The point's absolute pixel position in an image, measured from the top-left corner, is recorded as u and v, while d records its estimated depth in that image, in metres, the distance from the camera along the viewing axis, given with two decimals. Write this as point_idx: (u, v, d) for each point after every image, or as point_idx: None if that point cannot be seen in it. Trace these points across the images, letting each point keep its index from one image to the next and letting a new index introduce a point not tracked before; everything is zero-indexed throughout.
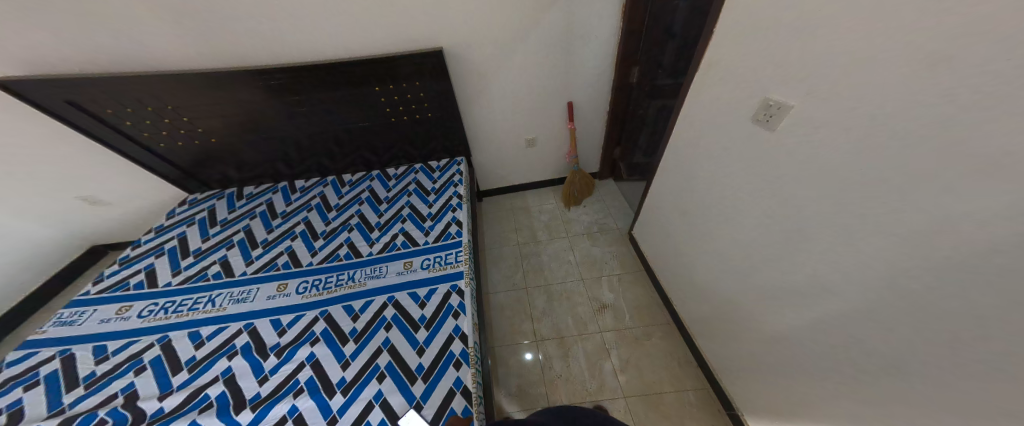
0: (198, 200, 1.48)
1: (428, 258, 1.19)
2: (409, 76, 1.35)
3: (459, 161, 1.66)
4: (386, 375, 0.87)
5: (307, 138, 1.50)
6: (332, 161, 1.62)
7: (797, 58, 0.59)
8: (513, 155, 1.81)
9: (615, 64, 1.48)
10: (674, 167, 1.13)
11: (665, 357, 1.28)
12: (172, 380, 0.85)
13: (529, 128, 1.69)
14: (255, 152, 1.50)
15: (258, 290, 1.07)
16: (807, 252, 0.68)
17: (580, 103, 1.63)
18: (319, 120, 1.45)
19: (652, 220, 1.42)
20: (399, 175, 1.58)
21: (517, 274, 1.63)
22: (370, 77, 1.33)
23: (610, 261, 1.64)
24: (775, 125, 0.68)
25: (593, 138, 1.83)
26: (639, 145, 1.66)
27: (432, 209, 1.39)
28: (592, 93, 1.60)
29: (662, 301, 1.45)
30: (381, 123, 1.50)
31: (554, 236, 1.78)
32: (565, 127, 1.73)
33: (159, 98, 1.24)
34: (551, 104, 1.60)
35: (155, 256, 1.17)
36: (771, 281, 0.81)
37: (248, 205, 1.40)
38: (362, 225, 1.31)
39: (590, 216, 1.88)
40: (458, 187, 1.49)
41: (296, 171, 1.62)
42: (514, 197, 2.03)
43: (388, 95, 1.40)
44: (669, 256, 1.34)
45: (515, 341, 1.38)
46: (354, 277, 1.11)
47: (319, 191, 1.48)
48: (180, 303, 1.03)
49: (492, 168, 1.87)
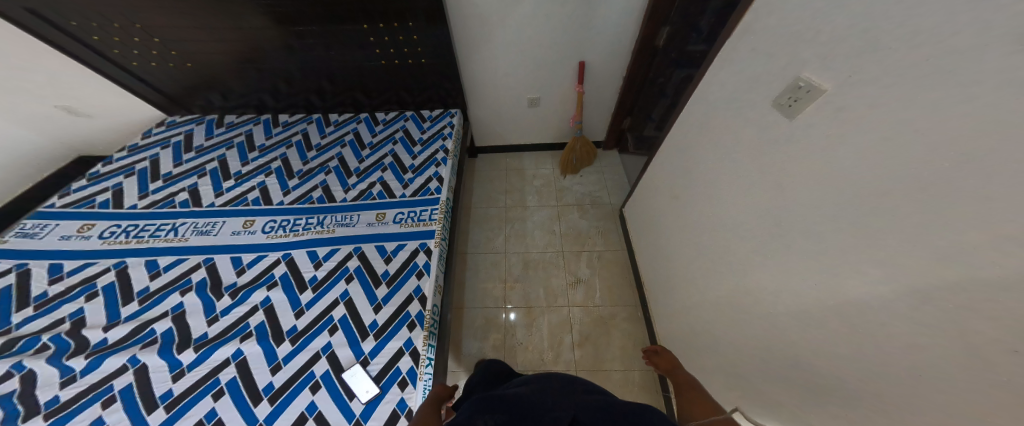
0: (176, 123, 1.49)
1: (401, 213, 1.18)
2: (402, 15, 1.21)
3: (453, 112, 1.56)
4: (338, 329, 0.94)
5: (294, 72, 1.42)
6: (321, 98, 1.55)
7: (849, 30, 0.45)
8: (514, 115, 1.68)
9: (641, 21, 1.27)
10: (680, 148, 1.01)
11: (624, 337, 1.29)
12: (121, 311, 0.94)
13: (534, 88, 1.53)
14: (238, 82, 1.44)
15: (223, 224, 1.14)
16: (792, 267, 0.62)
17: (594, 65, 1.45)
18: (307, 54, 1.36)
19: (644, 204, 1.33)
20: (387, 121, 1.51)
21: (499, 238, 1.60)
22: (358, 13, 1.21)
23: (594, 237, 1.59)
24: (794, 114, 0.57)
25: (603, 106, 1.67)
26: (652, 118, 1.51)
27: (416, 161, 1.33)
28: (609, 55, 1.41)
29: (635, 283, 1.42)
30: (370, 64, 1.40)
31: (543, 203, 1.70)
32: (575, 90, 1.56)
33: (125, 15, 1.17)
34: (560, 64, 1.43)
35: (124, 177, 1.23)
36: (746, 289, 0.76)
37: (225, 135, 1.42)
38: (340, 169, 1.30)
39: (585, 187, 1.77)
40: (446, 140, 1.41)
41: (282, 102, 1.55)
42: (511, 156, 1.91)
43: (382, 33, 1.28)
44: (652, 244, 1.27)
45: (485, 303, 1.41)
46: (323, 223, 1.17)
47: (301, 128, 1.46)
48: (142, 228, 1.10)
49: (490, 125, 1.75)
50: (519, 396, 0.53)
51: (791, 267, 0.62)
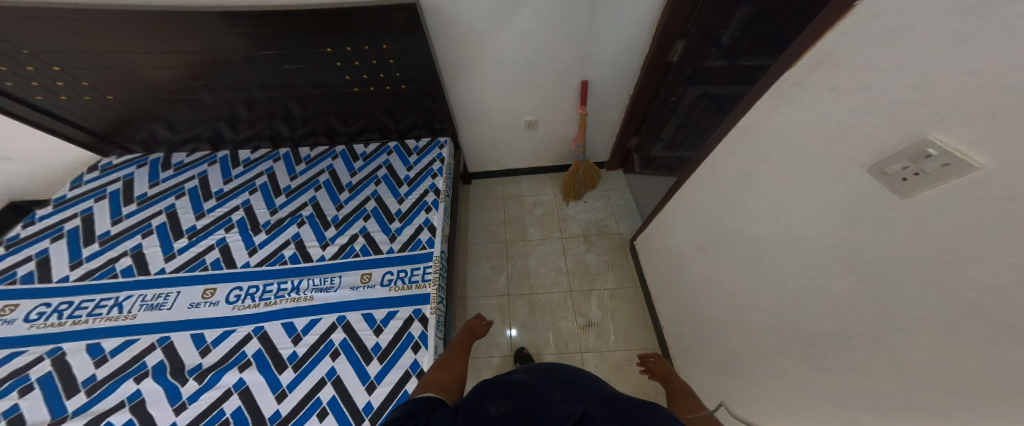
0: (112, 166, 1.24)
1: (390, 272, 1.04)
2: (373, 36, 1.03)
3: (442, 140, 1.40)
4: (329, 412, 0.80)
5: (254, 102, 1.23)
6: (289, 127, 1.35)
7: (899, 123, 0.34)
8: (509, 138, 1.53)
9: (652, 38, 1.12)
10: (698, 193, 0.88)
11: (644, 385, 1.19)
12: (66, 405, 0.73)
13: (530, 109, 1.38)
14: (183, 114, 1.23)
15: (178, 295, 0.92)
16: (840, 370, 0.51)
17: (598, 84, 1.30)
18: (264, 81, 1.16)
19: (661, 239, 1.22)
20: (368, 155, 1.33)
21: (500, 277, 1.48)
22: (318, 35, 1.02)
23: (604, 272, 1.47)
24: (913, 192, 0.34)
25: (606, 126, 1.53)
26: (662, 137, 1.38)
27: (402, 205, 1.17)
28: (612, 73, 1.26)
29: (653, 323, 1.32)
30: (339, 91, 1.22)
31: (546, 236, 1.59)
32: (575, 111, 1.41)
33: (6, 39, 0.94)
34: (558, 84, 1.27)
35: (50, 240, 0.99)
36: (783, 376, 0.66)
37: (170, 182, 1.19)
38: (315, 219, 1.12)
39: (589, 214, 1.66)
40: (436, 178, 1.25)
41: (241, 134, 1.34)
42: (507, 182, 1.77)
43: (352, 58, 1.10)
44: (673, 285, 1.16)
45: (490, 354, 1.28)
46: (299, 288, 0.98)
47: (267, 167, 1.27)
48: (79, 306, 0.88)
49: (483, 150, 1.60)
50: (522, 382, 0.63)
51: (844, 374, 0.51)
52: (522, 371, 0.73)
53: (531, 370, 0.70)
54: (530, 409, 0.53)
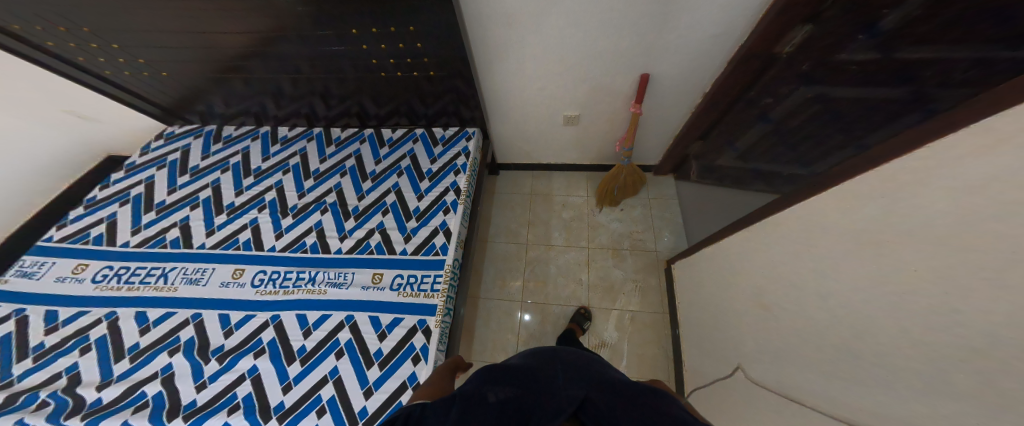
0: (176, 135, 1.38)
1: (400, 276, 1.02)
2: (400, 17, 0.91)
3: (471, 131, 1.29)
4: (326, 411, 0.83)
5: (289, 82, 1.22)
6: (326, 105, 1.32)
7: None
8: (546, 134, 1.39)
9: (758, 23, 0.86)
10: (785, 241, 0.67)
11: None
12: (113, 369, 0.90)
13: (573, 103, 1.20)
14: (229, 91, 1.28)
15: (213, 271, 1.05)
16: None
17: (669, 76, 1.07)
18: (296, 61, 1.13)
19: (707, 277, 1.03)
20: (394, 142, 1.27)
21: (516, 282, 1.39)
22: (342, 15, 0.93)
23: (628, 291, 1.30)
24: None
25: (665, 128, 1.30)
26: (740, 147, 1.14)
27: (421, 203, 1.11)
28: (687, 67, 1.03)
29: (673, 355, 1.16)
30: (368, 74, 1.14)
31: (570, 243, 1.43)
32: (627, 109, 1.21)
33: (68, 18, 1.01)
34: (617, 75, 1.08)
35: (118, 205, 1.16)
36: None
37: (220, 155, 1.29)
38: (338, 208, 1.12)
39: (622, 223, 1.44)
40: (458, 175, 1.16)
41: (280, 111, 1.37)
42: (536, 177, 1.63)
43: (377, 40, 0.99)
44: (710, 334, 0.98)
45: (493, 359, 1.24)
46: (315, 279, 1.03)
47: (301, 147, 1.29)
48: (133, 272, 1.04)
49: (515, 141, 1.47)
50: (519, 367, 0.70)
51: None
52: (518, 357, 0.79)
53: (529, 354, 0.77)
54: (524, 392, 0.60)
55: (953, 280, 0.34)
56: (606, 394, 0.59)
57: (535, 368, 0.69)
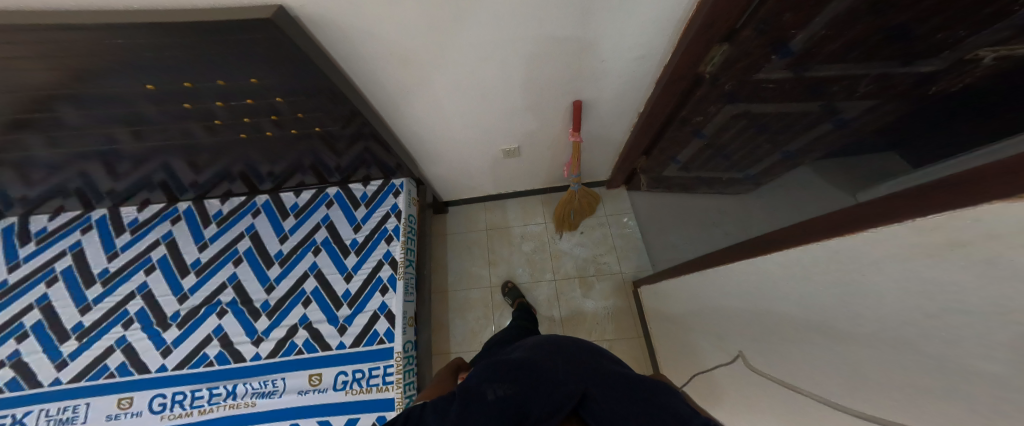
0: (40, 237, 1.52)
1: (341, 374, 1.16)
2: (238, 65, 0.79)
3: (397, 182, 1.39)
4: None
5: (122, 140, 1.05)
6: (191, 164, 1.24)
7: None
8: (488, 168, 1.35)
9: (673, 54, 0.85)
10: (746, 286, 0.64)
11: None
12: None
13: (510, 138, 1.17)
14: (41, 156, 1.09)
15: (85, 407, 1.27)
16: None
17: (599, 104, 1.05)
18: (130, 126, 0.98)
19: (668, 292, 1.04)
20: (305, 206, 1.45)
21: (488, 329, 1.34)
22: (185, 68, 0.78)
23: (601, 321, 1.27)
24: None
25: (610, 147, 1.30)
26: (685, 160, 1.19)
27: (351, 284, 1.28)
28: (617, 95, 1.01)
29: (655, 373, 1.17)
30: (228, 133, 1.08)
31: (535, 278, 1.38)
32: (570, 139, 1.21)
33: None
34: (549, 105, 1.04)
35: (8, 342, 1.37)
36: None
37: (132, 251, 1.51)
38: (241, 307, 1.35)
39: (585, 248, 1.42)
40: (393, 243, 1.31)
41: (132, 169, 1.24)
42: (491, 209, 1.59)
43: (202, 95, 0.88)
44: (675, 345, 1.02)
45: None
46: (233, 392, 1.24)
47: (165, 232, 1.52)
48: (17, 419, 1.26)
49: (457, 179, 1.44)
50: (527, 357, 0.64)
51: None
52: (530, 342, 0.72)
53: (531, 345, 0.69)
54: (528, 386, 0.55)
55: (938, 394, 0.28)
56: (605, 385, 0.54)
57: (547, 361, 0.62)
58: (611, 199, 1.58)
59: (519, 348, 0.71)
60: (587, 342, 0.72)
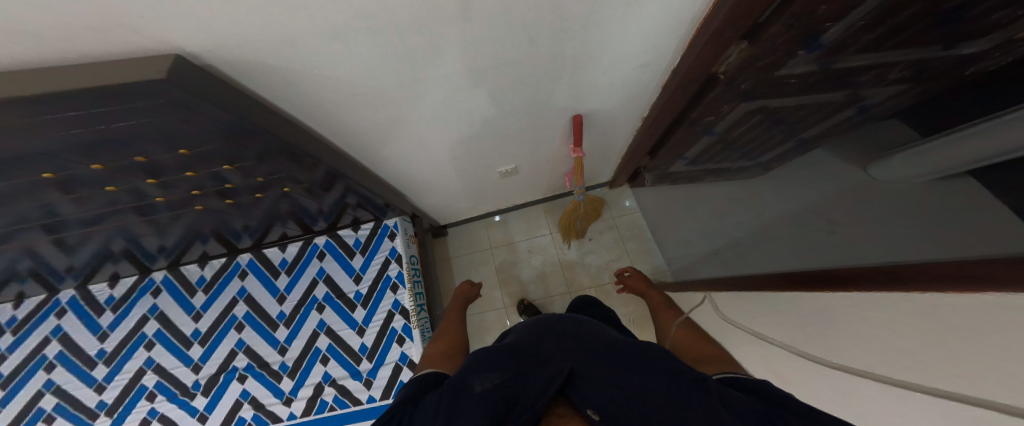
0: (19, 322, 1.42)
1: None
2: (152, 135, 0.61)
3: (390, 224, 1.43)
4: None
5: (68, 226, 0.94)
6: (146, 234, 1.13)
7: None
8: (484, 188, 1.30)
9: (684, 55, 0.75)
10: (803, 319, 0.61)
11: None
12: None
13: (506, 160, 1.12)
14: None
15: None
16: None
17: (592, 114, 0.96)
18: (61, 211, 0.84)
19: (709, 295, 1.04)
20: (297, 258, 1.47)
21: None
22: (90, 150, 0.62)
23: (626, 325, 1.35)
24: None
25: (609, 150, 1.26)
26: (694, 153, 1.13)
27: (365, 338, 1.35)
28: (617, 104, 0.93)
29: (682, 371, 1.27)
30: (190, 204, 0.98)
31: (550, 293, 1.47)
32: (570, 150, 1.16)
33: None
34: (546, 121, 0.95)
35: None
36: None
37: (121, 328, 1.45)
38: (261, 371, 1.38)
39: (598, 254, 1.50)
40: (399, 291, 1.38)
41: (90, 247, 1.13)
42: (492, 226, 1.66)
43: (131, 173, 0.73)
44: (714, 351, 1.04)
45: None
46: None
47: (147, 307, 1.46)
48: None
49: (458, 203, 1.48)
50: (517, 345, 0.65)
51: None
52: (519, 329, 0.75)
53: (523, 330, 0.73)
54: (516, 375, 0.54)
55: None
56: (596, 360, 0.55)
57: (535, 348, 0.63)
58: (615, 200, 1.61)
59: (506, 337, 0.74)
60: (578, 320, 0.76)
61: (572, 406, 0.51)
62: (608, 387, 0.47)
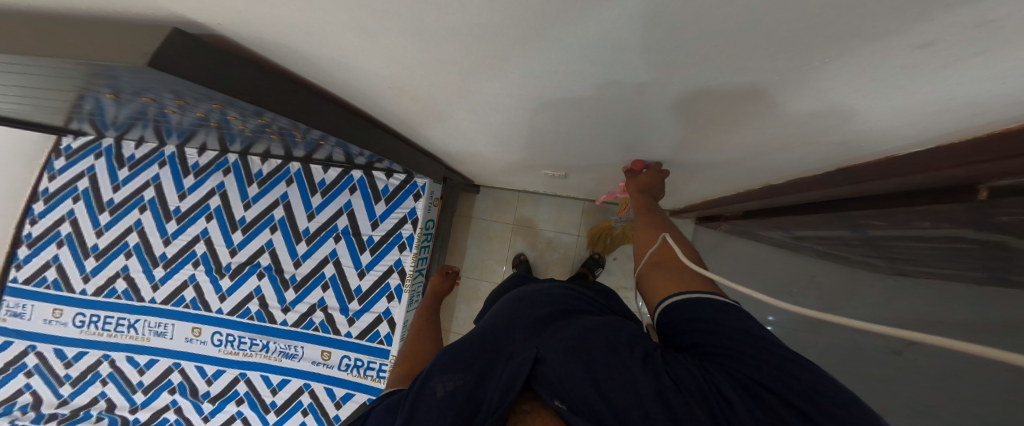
0: (136, 160, 1.64)
1: (347, 358, 1.52)
2: (202, 92, 0.59)
3: (418, 183, 1.46)
4: (308, 410, 1.54)
5: (166, 112, 0.91)
6: (227, 137, 1.20)
7: None
8: (531, 176, 1.33)
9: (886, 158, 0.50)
10: None
11: None
12: (135, 398, 1.63)
13: (556, 166, 1.12)
14: (106, 105, 0.91)
15: (174, 326, 1.62)
16: None
17: (674, 156, 0.82)
18: (153, 111, 0.91)
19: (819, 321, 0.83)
20: (335, 183, 1.53)
21: None
22: (159, 87, 0.60)
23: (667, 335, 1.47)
24: None
25: (714, 182, 1.05)
26: (817, 232, 0.85)
27: (362, 284, 1.51)
28: (725, 160, 0.77)
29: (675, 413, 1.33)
30: (264, 130, 1.00)
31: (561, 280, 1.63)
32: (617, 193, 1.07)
33: None
34: (618, 148, 0.83)
35: (123, 257, 1.65)
36: None
37: (196, 194, 1.63)
38: (277, 276, 1.56)
39: (616, 271, 1.59)
40: (404, 253, 1.48)
41: (182, 125, 1.09)
42: (525, 201, 1.71)
43: (201, 106, 0.76)
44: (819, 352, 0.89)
45: None
46: (268, 347, 1.58)
47: (217, 183, 1.61)
48: (106, 322, 1.64)
49: (497, 178, 1.50)
50: (487, 323, 0.65)
51: None
52: (500, 303, 0.78)
53: (506, 299, 0.75)
54: (479, 371, 0.52)
55: None
56: (562, 341, 0.53)
57: (515, 318, 0.63)
58: None
59: (491, 309, 0.79)
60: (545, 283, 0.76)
61: (541, 401, 0.49)
62: (572, 366, 0.48)
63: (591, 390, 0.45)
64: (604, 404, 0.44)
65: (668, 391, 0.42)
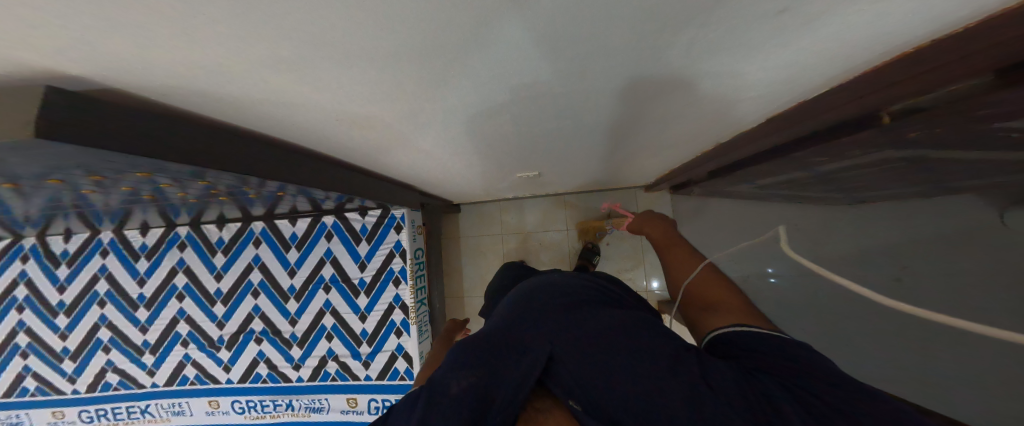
0: (72, 255, 1.58)
1: (373, 400, 1.52)
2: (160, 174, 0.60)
3: (397, 215, 1.48)
4: None
5: (91, 197, 0.88)
6: (162, 208, 1.17)
7: None
8: (502, 182, 1.36)
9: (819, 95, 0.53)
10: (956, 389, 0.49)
11: None
12: None
13: (521, 169, 1.16)
14: (16, 203, 0.87)
15: (188, 403, 1.62)
16: None
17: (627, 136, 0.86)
18: (81, 199, 0.88)
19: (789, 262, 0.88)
20: (310, 232, 1.54)
21: None
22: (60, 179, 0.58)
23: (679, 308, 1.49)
24: None
25: (666, 153, 1.10)
26: (779, 180, 0.90)
27: (365, 326, 1.52)
28: (673, 132, 0.84)
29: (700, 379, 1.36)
30: (213, 194, 1.00)
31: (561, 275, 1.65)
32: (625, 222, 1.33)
33: None
34: (561, 139, 0.87)
35: (102, 352, 1.62)
36: None
37: (156, 276, 1.60)
38: (274, 337, 1.57)
39: (610, 258, 1.63)
40: (402, 287, 1.50)
41: (115, 207, 1.06)
42: (507, 208, 1.76)
43: (128, 186, 0.76)
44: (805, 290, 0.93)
45: None
46: (293, 404, 1.57)
47: (177, 260, 1.59)
48: (120, 411, 1.66)
49: (472, 192, 1.53)
50: (491, 326, 0.68)
51: None
52: (506, 303, 0.81)
53: (513, 301, 0.78)
54: (490, 368, 0.54)
55: None
56: (575, 340, 0.56)
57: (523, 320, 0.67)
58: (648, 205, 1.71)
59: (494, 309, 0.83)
60: (556, 279, 0.80)
61: (553, 398, 0.53)
62: (589, 369, 0.51)
63: (606, 387, 0.49)
64: (623, 408, 0.46)
65: (704, 396, 0.43)
